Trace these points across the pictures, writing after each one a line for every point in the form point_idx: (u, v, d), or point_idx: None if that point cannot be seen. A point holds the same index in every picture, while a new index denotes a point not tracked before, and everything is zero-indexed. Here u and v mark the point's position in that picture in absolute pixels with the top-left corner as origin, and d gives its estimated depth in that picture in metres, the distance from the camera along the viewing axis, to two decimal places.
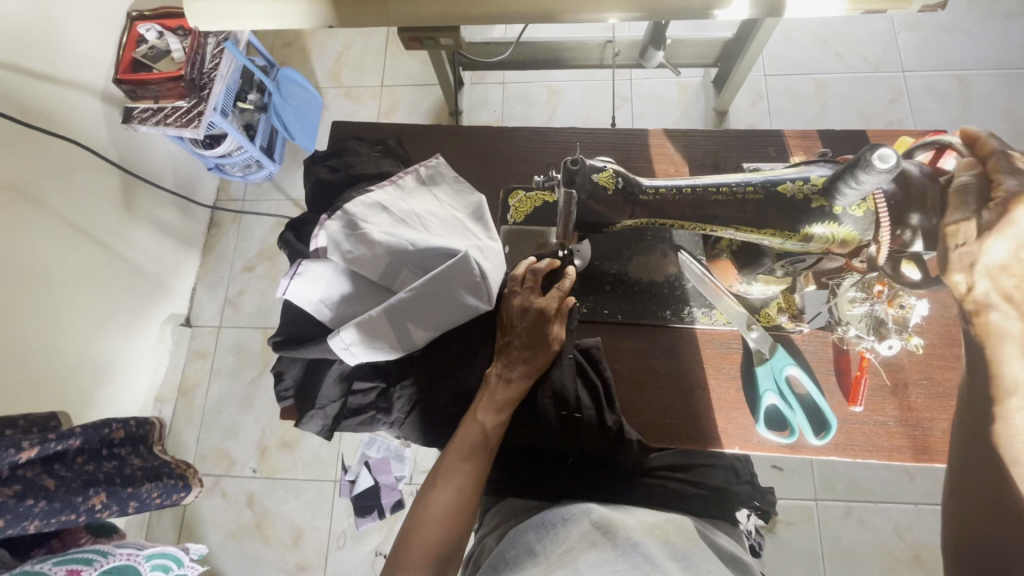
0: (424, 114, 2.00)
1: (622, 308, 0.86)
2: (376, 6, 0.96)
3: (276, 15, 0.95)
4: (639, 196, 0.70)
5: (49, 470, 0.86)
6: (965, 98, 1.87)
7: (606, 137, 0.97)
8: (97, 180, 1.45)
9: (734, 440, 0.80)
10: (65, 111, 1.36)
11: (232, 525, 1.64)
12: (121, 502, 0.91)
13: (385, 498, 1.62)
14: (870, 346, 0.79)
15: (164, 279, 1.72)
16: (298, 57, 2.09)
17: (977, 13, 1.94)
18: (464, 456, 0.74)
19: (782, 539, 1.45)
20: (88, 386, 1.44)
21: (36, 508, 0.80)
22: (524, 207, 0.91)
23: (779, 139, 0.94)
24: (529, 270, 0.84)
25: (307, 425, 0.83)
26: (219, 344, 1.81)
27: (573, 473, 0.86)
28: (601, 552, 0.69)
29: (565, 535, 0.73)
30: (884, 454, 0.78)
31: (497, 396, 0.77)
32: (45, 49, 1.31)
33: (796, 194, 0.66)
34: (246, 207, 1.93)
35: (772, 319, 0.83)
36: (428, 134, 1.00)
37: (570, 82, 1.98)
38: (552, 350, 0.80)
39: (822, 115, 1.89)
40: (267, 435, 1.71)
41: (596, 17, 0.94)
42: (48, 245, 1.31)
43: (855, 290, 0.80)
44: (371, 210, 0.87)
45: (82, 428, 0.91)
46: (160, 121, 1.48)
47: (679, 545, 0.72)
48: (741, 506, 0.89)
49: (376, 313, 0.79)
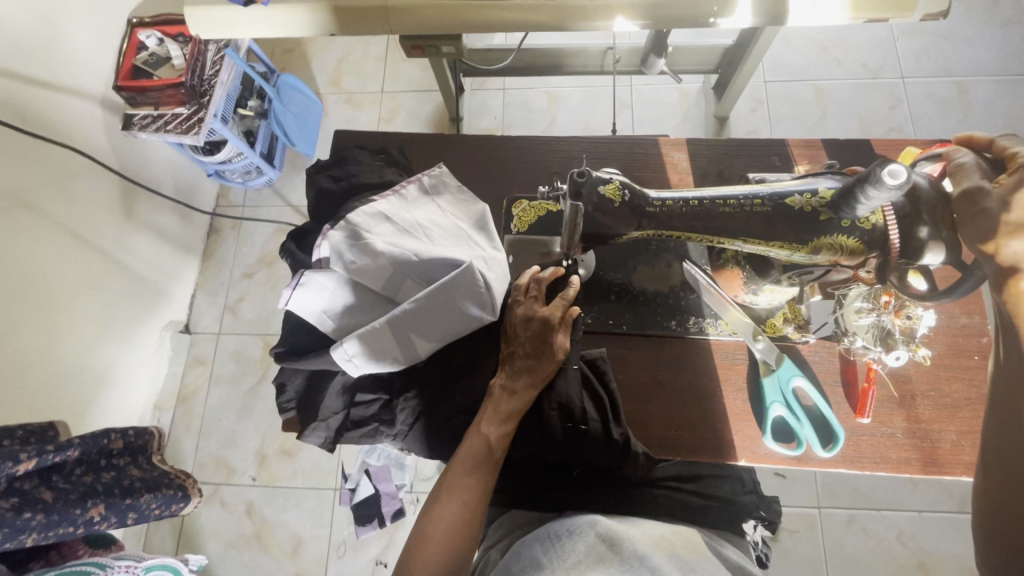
0: (424, 120, 2.00)
1: (627, 318, 0.86)
2: (378, 15, 0.95)
3: (277, 23, 0.96)
4: (646, 208, 0.69)
5: (48, 482, 0.85)
6: (964, 104, 1.87)
7: (610, 146, 0.97)
8: (96, 187, 1.44)
9: (742, 452, 0.80)
10: (64, 118, 1.36)
11: (231, 534, 1.63)
12: (119, 514, 0.89)
13: (385, 506, 1.61)
14: (877, 356, 0.79)
15: (164, 286, 1.71)
16: (299, 63, 2.09)
17: (975, 20, 1.95)
18: (469, 470, 0.73)
19: (786, 546, 1.44)
20: (86, 394, 1.43)
21: (33, 521, 0.80)
22: (527, 216, 0.90)
23: (783, 148, 0.93)
24: (533, 279, 0.83)
25: (308, 437, 0.82)
26: (219, 351, 1.80)
27: (578, 484, 0.85)
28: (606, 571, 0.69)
29: (572, 548, 0.72)
30: (892, 466, 0.77)
31: (502, 407, 0.76)
32: (44, 56, 1.30)
33: (804, 207, 0.66)
34: (246, 213, 1.92)
35: (778, 330, 0.83)
36: (431, 143, 0.99)
37: (570, 89, 1.98)
38: (557, 360, 0.79)
39: (822, 121, 1.90)
40: (267, 443, 1.70)
41: (600, 25, 0.94)
42: (47, 253, 1.30)
43: (862, 300, 0.79)
44: (374, 219, 0.86)
45: (81, 438, 0.89)
46: (160, 127, 1.47)
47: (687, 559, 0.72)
48: (747, 517, 0.87)
49: (379, 325, 0.78)
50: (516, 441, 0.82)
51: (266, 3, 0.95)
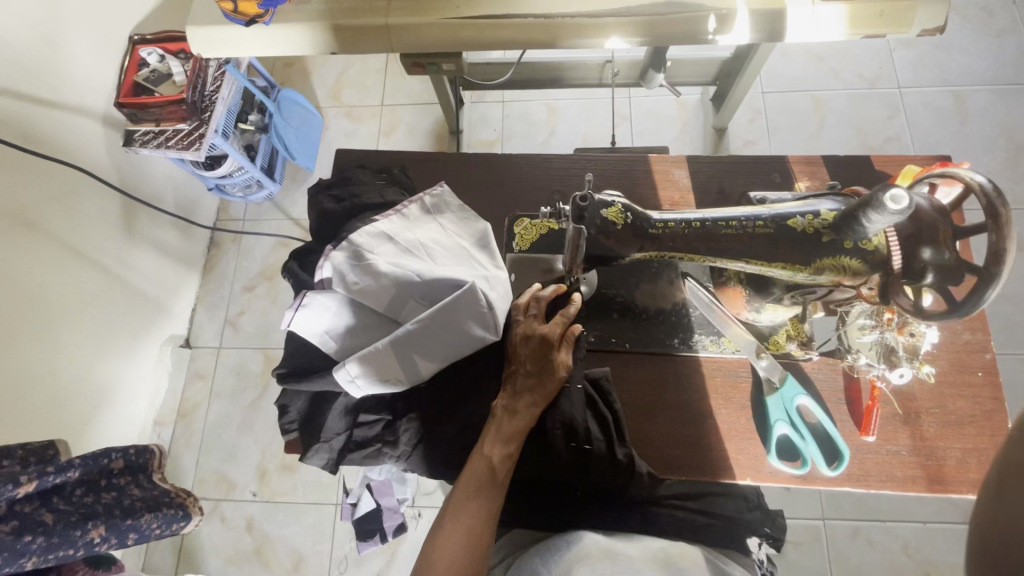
0: (424, 132, 2.00)
1: (630, 336, 0.86)
2: (378, 34, 0.95)
3: (279, 43, 0.96)
4: (649, 230, 0.71)
5: (48, 504, 0.82)
6: (961, 114, 1.89)
7: (612, 163, 0.97)
8: (97, 203, 1.45)
9: (746, 471, 0.79)
10: (66, 135, 1.36)
11: (231, 550, 1.61)
12: (120, 535, 0.86)
13: (387, 521, 1.58)
14: (880, 374, 0.79)
15: (164, 301, 1.71)
16: (299, 77, 2.10)
17: (970, 30, 1.97)
18: (471, 494, 0.73)
19: (791, 559, 1.41)
20: (85, 411, 1.42)
21: (34, 544, 0.77)
22: (529, 235, 0.91)
23: (783, 165, 0.94)
24: (534, 297, 0.83)
25: (312, 459, 0.83)
26: (219, 365, 1.79)
27: (581, 504, 0.85)
28: (596, 566, 0.73)
29: (564, 557, 0.76)
30: (898, 484, 0.77)
31: (503, 428, 0.76)
32: (46, 75, 1.31)
33: (806, 229, 0.67)
34: (247, 227, 1.93)
35: (781, 347, 0.83)
36: (432, 161, 1.00)
37: (569, 101, 1.99)
38: (558, 376, 0.78)
39: (820, 131, 1.90)
40: (268, 458, 1.69)
41: (598, 43, 0.94)
42: (49, 272, 1.30)
43: (865, 318, 0.80)
44: (376, 240, 0.86)
45: (81, 458, 0.87)
46: (161, 143, 1.47)
47: (682, 566, 0.75)
48: (751, 534, 0.87)
49: (382, 345, 0.78)
50: (521, 463, 0.81)
51: (266, 23, 0.95)
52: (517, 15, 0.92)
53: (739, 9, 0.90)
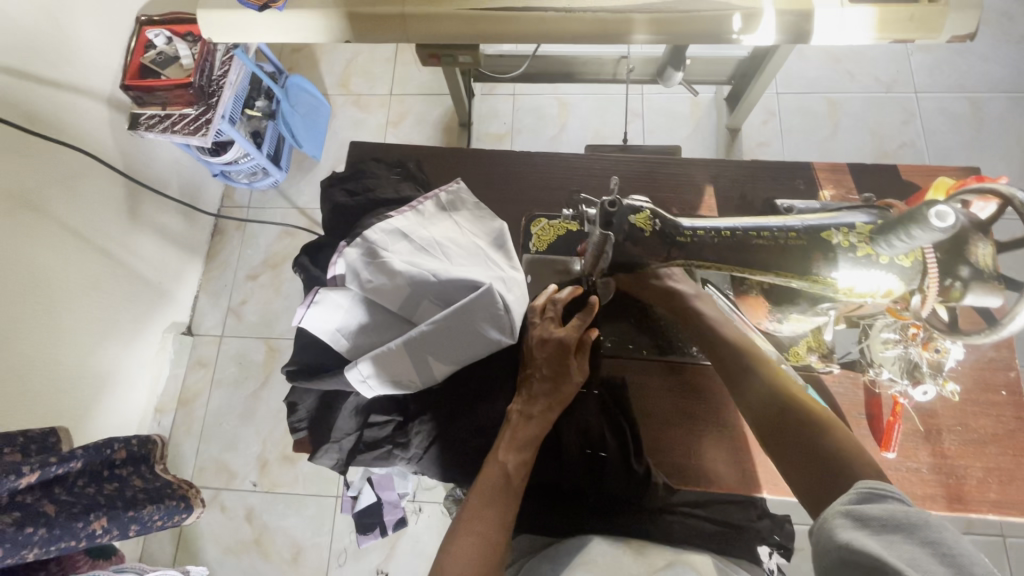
0: (433, 123, 1.97)
1: (646, 341, 0.84)
2: (394, 22, 0.92)
3: (293, 30, 0.94)
4: (676, 238, 0.69)
5: (50, 495, 0.78)
6: (977, 121, 1.86)
7: (634, 164, 0.95)
8: (100, 187, 1.42)
9: (763, 484, 0.78)
10: (70, 117, 1.33)
11: (230, 539, 1.60)
12: (122, 526, 0.83)
13: (387, 515, 1.57)
14: (903, 390, 0.78)
15: (166, 286, 1.69)
16: (307, 64, 2.07)
17: (990, 36, 1.94)
18: (487, 499, 0.71)
19: (794, 564, 1.41)
20: (85, 397, 1.40)
21: (36, 535, 0.73)
22: (546, 235, 0.89)
23: (808, 171, 0.92)
24: (550, 300, 0.81)
25: (321, 458, 0.82)
26: (221, 353, 1.77)
27: (594, 514, 0.83)
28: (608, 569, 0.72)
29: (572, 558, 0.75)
30: (917, 502, 0.76)
31: (519, 433, 0.74)
32: (50, 53, 1.27)
33: (841, 242, 0.66)
34: (251, 214, 1.90)
35: (802, 358, 0.82)
36: (449, 157, 0.97)
37: (581, 96, 1.96)
38: (575, 383, 0.76)
39: (834, 134, 1.88)
40: (268, 448, 1.68)
41: (618, 40, 0.92)
42: (49, 255, 1.28)
43: (889, 331, 0.78)
44: (391, 236, 0.84)
45: (83, 448, 0.84)
46: (167, 128, 1.44)
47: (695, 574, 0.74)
48: (760, 542, 0.87)
49: (396, 346, 0.76)
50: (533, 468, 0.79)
51: (281, 8, 0.92)
52: (537, 8, 0.89)
53: (766, 9, 0.88)
